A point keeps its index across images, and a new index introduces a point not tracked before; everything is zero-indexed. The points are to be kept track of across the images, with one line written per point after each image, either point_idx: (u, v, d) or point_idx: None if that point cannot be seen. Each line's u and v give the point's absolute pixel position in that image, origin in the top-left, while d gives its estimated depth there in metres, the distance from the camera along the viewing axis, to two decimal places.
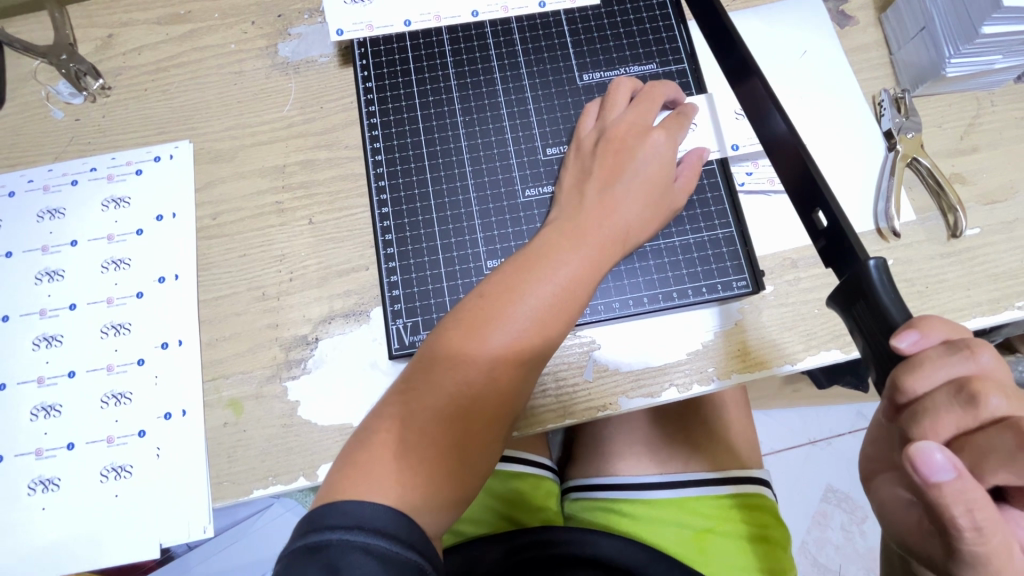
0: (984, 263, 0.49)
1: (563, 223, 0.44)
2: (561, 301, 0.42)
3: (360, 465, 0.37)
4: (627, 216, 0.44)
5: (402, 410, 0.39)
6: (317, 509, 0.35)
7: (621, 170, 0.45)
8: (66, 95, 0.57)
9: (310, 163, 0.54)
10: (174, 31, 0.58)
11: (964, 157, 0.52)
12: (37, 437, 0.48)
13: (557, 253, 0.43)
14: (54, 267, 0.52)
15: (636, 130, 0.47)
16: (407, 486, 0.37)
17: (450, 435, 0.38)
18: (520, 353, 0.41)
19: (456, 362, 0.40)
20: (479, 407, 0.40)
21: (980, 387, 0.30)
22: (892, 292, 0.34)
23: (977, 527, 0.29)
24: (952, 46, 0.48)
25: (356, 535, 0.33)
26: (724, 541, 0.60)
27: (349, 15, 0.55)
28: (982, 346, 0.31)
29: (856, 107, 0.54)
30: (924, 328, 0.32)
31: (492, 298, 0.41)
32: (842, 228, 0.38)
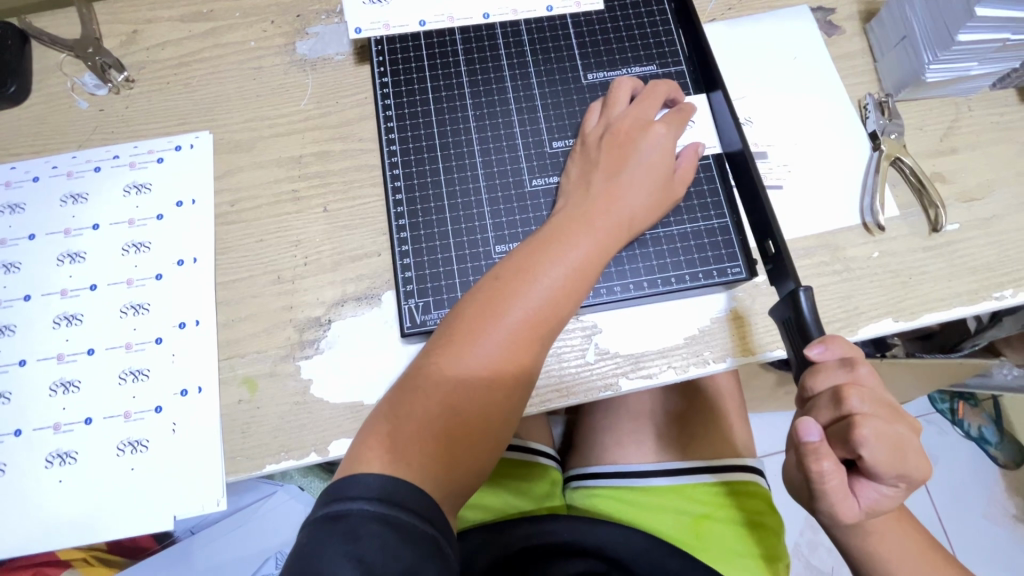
0: (963, 257, 0.52)
1: (571, 211, 0.47)
2: (570, 282, 0.44)
3: (385, 436, 0.40)
4: (632, 204, 0.47)
5: (423, 384, 0.42)
6: (339, 481, 0.37)
7: (626, 162, 0.48)
8: (91, 86, 0.59)
9: (326, 154, 0.56)
10: (197, 29, 0.61)
11: (944, 158, 0.55)
12: (56, 412, 0.50)
13: (566, 238, 0.45)
14: (76, 249, 0.54)
15: (639, 124, 0.50)
16: (428, 454, 0.40)
17: (468, 406, 0.41)
18: (532, 330, 0.43)
19: (471, 340, 0.42)
20: (495, 379, 0.42)
21: (848, 391, 0.39)
22: (813, 310, 0.42)
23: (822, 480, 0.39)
24: (931, 53, 0.51)
25: (370, 505, 0.35)
26: (721, 527, 0.62)
27: (366, 15, 0.57)
28: (862, 363, 0.40)
29: (843, 110, 0.57)
30: (829, 342, 0.40)
31: (505, 281, 0.44)
32: (782, 253, 0.47)
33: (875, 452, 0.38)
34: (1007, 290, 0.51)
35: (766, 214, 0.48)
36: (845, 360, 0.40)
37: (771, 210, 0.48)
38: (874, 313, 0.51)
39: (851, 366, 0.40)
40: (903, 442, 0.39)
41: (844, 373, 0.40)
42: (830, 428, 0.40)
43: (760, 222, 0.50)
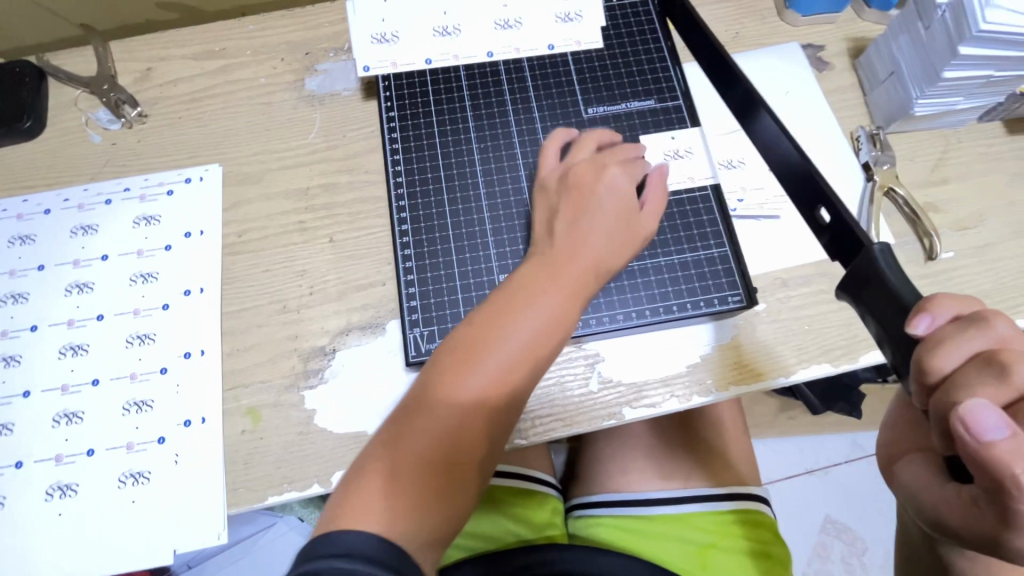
0: (960, 284, 0.53)
1: (541, 258, 0.47)
2: (547, 328, 0.44)
3: (355, 500, 0.38)
4: (599, 247, 0.47)
5: (393, 441, 0.40)
6: (312, 543, 0.35)
7: (583, 206, 0.48)
8: (105, 121, 0.61)
9: (332, 186, 0.58)
10: (209, 66, 0.63)
11: (936, 188, 0.57)
12: (58, 443, 0.49)
13: (538, 285, 0.45)
14: (84, 280, 0.55)
15: (595, 169, 0.50)
16: (408, 511, 0.38)
17: (442, 461, 0.40)
18: (506, 380, 0.42)
19: (447, 391, 0.41)
20: (469, 434, 0.41)
21: (1010, 355, 0.28)
22: (900, 272, 0.34)
23: None
24: (919, 89, 0.53)
25: (349, 562, 0.33)
26: (729, 557, 0.60)
27: (375, 54, 0.59)
28: (999, 316, 0.30)
29: (836, 142, 0.58)
30: (934, 308, 0.31)
31: (479, 330, 0.43)
32: (847, 221, 0.39)
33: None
34: None
35: (816, 176, 0.41)
36: (968, 319, 0.30)
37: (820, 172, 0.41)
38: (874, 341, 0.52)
39: (983, 326, 0.30)
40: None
41: (981, 336, 0.29)
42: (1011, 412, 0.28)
43: (812, 188, 0.42)
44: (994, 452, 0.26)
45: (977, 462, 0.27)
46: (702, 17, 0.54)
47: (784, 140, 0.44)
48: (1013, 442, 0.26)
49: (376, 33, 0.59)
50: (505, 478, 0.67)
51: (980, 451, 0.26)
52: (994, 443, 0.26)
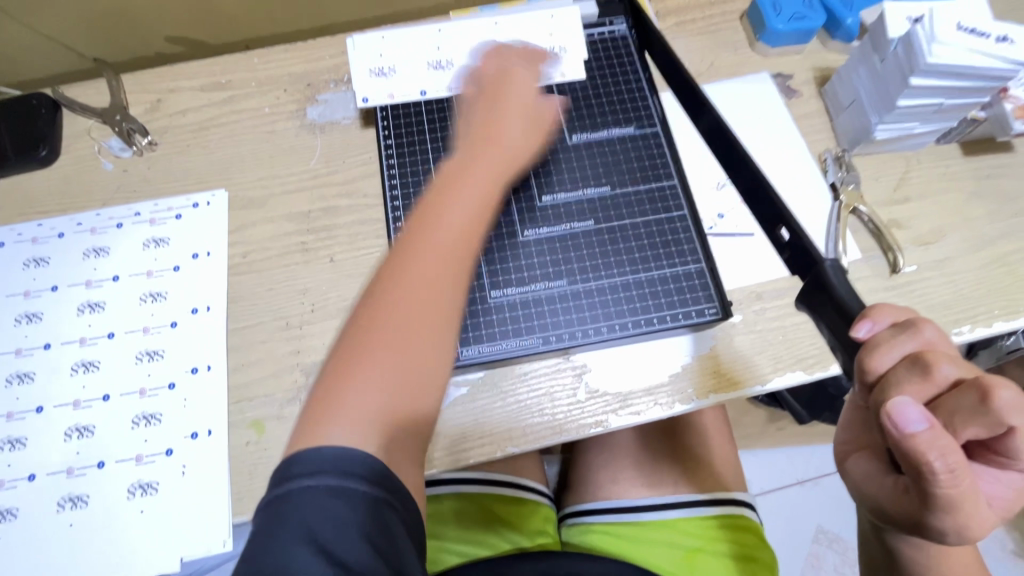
0: (922, 296, 0.57)
1: (462, 168, 0.50)
2: (468, 234, 0.47)
3: (320, 408, 0.40)
4: (512, 137, 0.54)
5: (353, 330, 0.42)
6: (282, 463, 0.37)
7: (481, 134, 0.53)
8: (117, 149, 0.64)
9: (332, 209, 0.61)
10: (216, 97, 0.67)
11: (898, 206, 0.61)
12: (70, 456, 0.52)
13: (457, 193, 0.48)
14: (96, 300, 0.57)
15: (472, 103, 0.57)
16: (368, 416, 0.39)
17: (399, 337, 0.42)
18: (457, 244, 0.46)
19: (390, 289, 0.43)
20: (422, 307, 0.43)
21: (933, 356, 0.32)
22: (849, 285, 0.38)
23: (951, 469, 0.29)
24: (878, 115, 0.58)
25: (320, 479, 0.35)
26: (715, 560, 0.63)
27: (375, 87, 0.63)
28: (927, 322, 0.33)
29: (805, 163, 0.63)
30: (875, 315, 0.34)
31: (426, 214, 0.47)
32: (802, 240, 0.42)
33: (979, 430, 0.30)
34: (965, 325, 0.56)
35: (775, 199, 0.45)
36: (901, 326, 0.33)
37: (779, 196, 0.45)
38: None
39: (911, 332, 0.33)
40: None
41: (910, 339, 0.33)
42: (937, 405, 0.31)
43: (772, 210, 0.46)
44: (917, 443, 0.29)
45: (902, 452, 0.30)
46: (674, 52, 0.59)
47: (742, 160, 0.49)
48: (930, 433, 0.29)
49: (374, 67, 0.63)
50: (499, 487, 0.69)
51: (905, 443, 0.29)
52: (916, 435, 0.29)
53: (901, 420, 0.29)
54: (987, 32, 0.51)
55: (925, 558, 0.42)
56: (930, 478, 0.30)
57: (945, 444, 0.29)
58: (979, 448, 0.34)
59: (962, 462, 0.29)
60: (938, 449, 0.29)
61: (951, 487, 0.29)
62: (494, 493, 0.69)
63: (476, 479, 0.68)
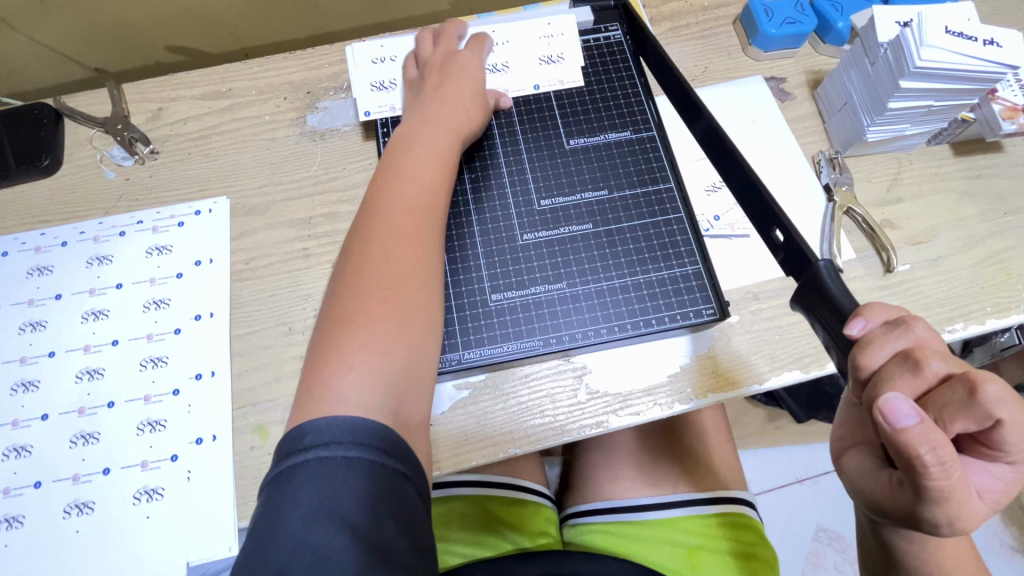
0: (916, 294, 0.58)
1: (402, 150, 0.54)
2: (423, 201, 0.50)
3: (319, 368, 0.42)
4: (464, 102, 0.59)
5: (336, 297, 0.46)
6: (290, 436, 0.38)
7: (439, 104, 0.57)
8: (119, 158, 0.65)
9: (334, 216, 0.62)
10: (217, 105, 0.68)
11: (891, 206, 0.62)
12: (75, 463, 0.52)
13: (405, 166, 0.52)
14: (100, 307, 0.58)
15: (439, 78, 0.60)
16: (359, 363, 0.42)
17: (376, 289, 0.45)
18: (419, 202, 0.50)
19: (357, 256, 0.47)
20: (391, 261, 0.47)
21: (922, 352, 0.32)
22: (842, 285, 0.39)
23: (941, 462, 0.30)
24: (870, 117, 0.59)
25: (333, 451, 0.36)
26: (716, 558, 0.63)
27: (375, 100, 0.64)
28: (917, 320, 0.34)
29: (800, 165, 0.63)
30: (868, 313, 0.35)
31: (383, 184, 0.51)
32: (796, 241, 0.43)
33: (968, 424, 0.31)
34: (958, 323, 0.57)
35: (769, 201, 0.46)
36: (893, 324, 0.34)
37: (773, 199, 0.46)
38: None
39: (901, 330, 0.34)
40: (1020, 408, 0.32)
41: (901, 336, 0.34)
42: (927, 399, 0.32)
43: (766, 212, 0.47)
44: (908, 438, 0.30)
45: (896, 447, 0.30)
46: (668, 56, 0.60)
47: (734, 160, 0.50)
48: (922, 427, 0.30)
49: (375, 81, 0.64)
50: (501, 489, 0.70)
51: (897, 437, 0.30)
52: (907, 429, 0.30)
53: (893, 415, 0.30)
54: (974, 35, 0.52)
55: (922, 552, 0.43)
56: (921, 471, 0.31)
57: (935, 437, 0.30)
58: (970, 443, 0.34)
59: (952, 456, 0.30)
60: (928, 442, 0.30)
61: (943, 479, 0.30)
62: (495, 495, 0.69)
63: (479, 481, 0.69)
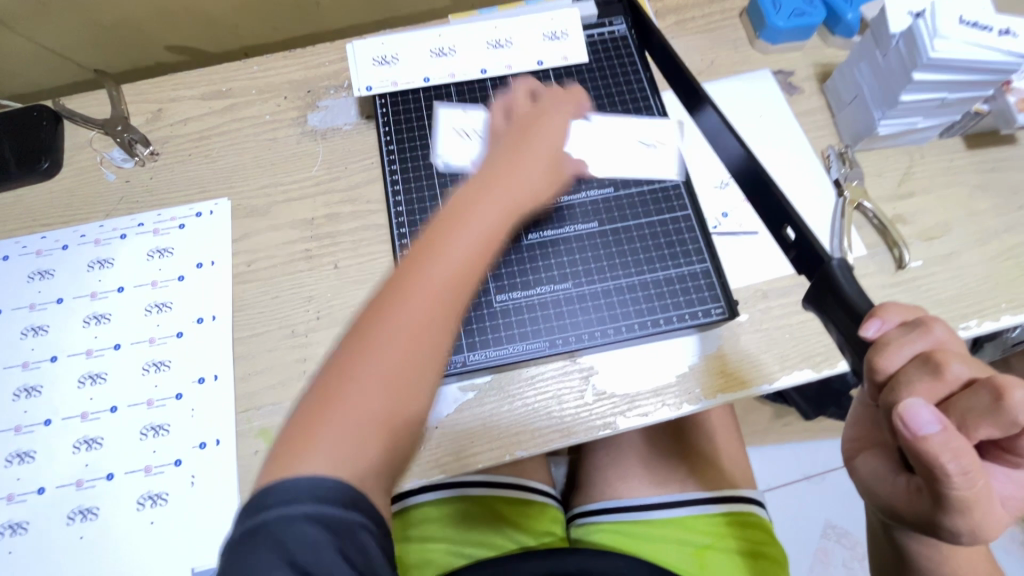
0: (929, 291, 0.56)
1: (476, 186, 0.46)
2: (483, 252, 0.43)
3: (308, 436, 0.35)
4: (532, 180, 0.48)
5: (349, 356, 0.38)
6: (261, 489, 0.33)
7: (525, 138, 0.50)
8: (119, 160, 0.64)
9: (336, 216, 0.61)
10: (217, 105, 0.67)
11: (903, 201, 0.60)
12: (79, 468, 0.52)
13: (473, 204, 0.44)
14: (101, 311, 0.57)
15: (540, 111, 0.53)
16: (357, 446, 0.36)
17: (393, 364, 0.38)
18: (473, 266, 0.42)
19: (395, 306, 0.39)
20: (417, 332, 0.39)
21: (943, 355, 0.32)
22: (856, 284, 0.38)
23: (964, 471, 0.29)
24: (881, 110, 0.57)
25: (292, 509, 0.32)
26: (724, 557, 0.62)
27: (377, 70, 0.63)
28: (936, 322, 0.33)
29: (809, 161, 0.62)
30: (883, 314, 0.34)
31: (442, 224, 0.43)
32: (808, 239, 0.42)
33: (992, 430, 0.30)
34: (972, 320, 0.55)
35: (780, 199, 0.45)
36: (911, 325, 0.33)
37: (784, 195, 0.45)
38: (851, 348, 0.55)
39: (920, 332, 0.33)
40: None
41: (921, 337, 0.33)
42: (949, 404, 0.31)
43: (777, 208, 0.46)
44: (930, 447, 0.29)
45: (917, 454, 0.30)
46: (675, 51, 0.58)
47: (744, 158, 0.49)
48: (945, 434, 0.29)
49: (378, 56, 0.63)
50: (507, 490, 0.69)
51: (918, 446, 0.29)
52: (929, 438, 0.29)
53: (914, 422, 0.29)
54: (990, 25, 0.51)
55: (937, 556, 0.42)
56: (942, 480, 0.30)
57: (957, 445, 0.29)
58: (991, 448, 0.33)
59: (974, 463, 0.29)
60: (951, 450, 0.29)
61: (965, 488, 0.30)
62: (499, 495, 0.68)
63: (484, 482, 0.68)
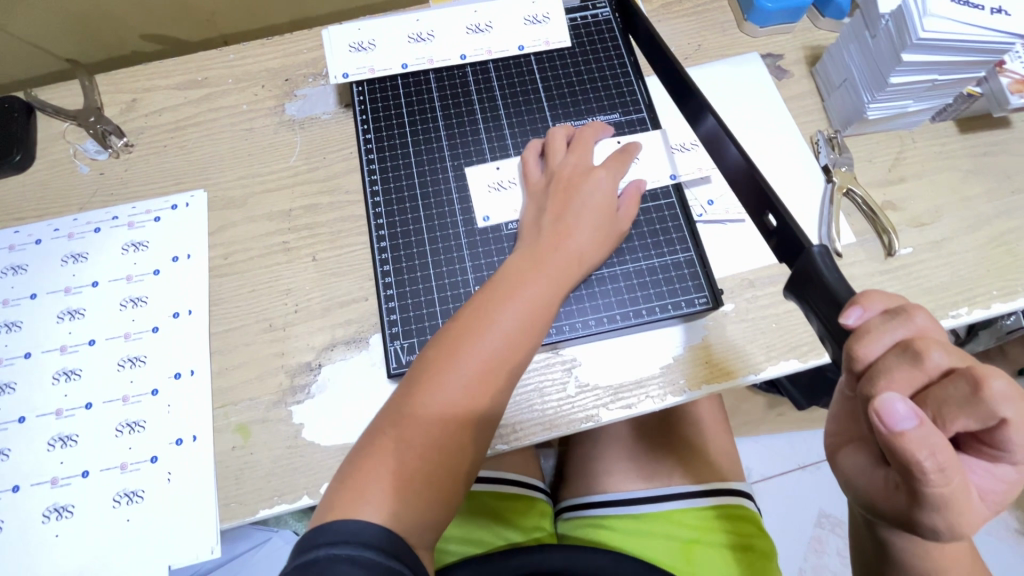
0: (918, 279, 0.55)
1: (520, 258, 0.50)
2: (525, 325, 0.47)
3: (359, 486, 0.40)
4: (579, 243, 0.51)
5: (402, 420, 0.43)
6: (310, 532, 0.38)
7: (564, 207, 0.52)
8: (92, 151, 0.63)
9: (314, 207, 0.60)
10: (193, 95, 0.65)
11: (893, 187, 0.59)
12: (53, 466, 0.51)
13: (519, 277, 0.48)
14: (75, 306, 0.56)
15: (581, 169, 0.54)
16: (407, 503, 0.40)
17: (436, 438, 0.43)
18: (513, 345, 0.46)
19: (445, 372, 0.44)
20: (459, 409, 0.44)
21: (923, 343, 0.30)
22: (837, 272, 0.37)
23: (941, 467, 0.28)
24: (869, 93, 0.56)
25: (342, 548, 0.36)
26: (711, 551, 0.62)
27: (353, 61, 0.61)
28: (919, 309, 0.32)
29: (797, 147, 0.61)
30: (866, 302, 0.34)
31: (488, 301, 0.47)
32: (790, 226, 0.41)
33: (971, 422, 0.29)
34: (962, 308, 0.54)
35: (763, 185, 0.44)
36: (894, 314, 0.32)
37: (768, 182, 0.44)
38: None
39: (903, 320, 0.32)
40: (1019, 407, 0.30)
41: (902, 326, 0.32)
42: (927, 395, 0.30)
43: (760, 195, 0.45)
44: (906, 441, 0.28)
45: (893, 450, 0.29)
46: (659, 35, 0.57)
47: (729, 145, 0.47)
48: (921, 429, 0.28)
49: (353, 42, 0.62)
50: (493, 484, 0.68)
51: (894, 440, 0.28)
52: (905, 433, 0.28)
53: (890, 416, 0.28)
54: (981, 3, 0.49)
55: (922, 549, 0.41)
56: (920, 476, 0.29)
57: (933, 440, 0.28)
58: (971, 441, 0.33)
59: (952, 459, 0.28)
60: (926, 445, 0.28)
61: (943, 485, 0.29)
62: (488, 490, 0.68)
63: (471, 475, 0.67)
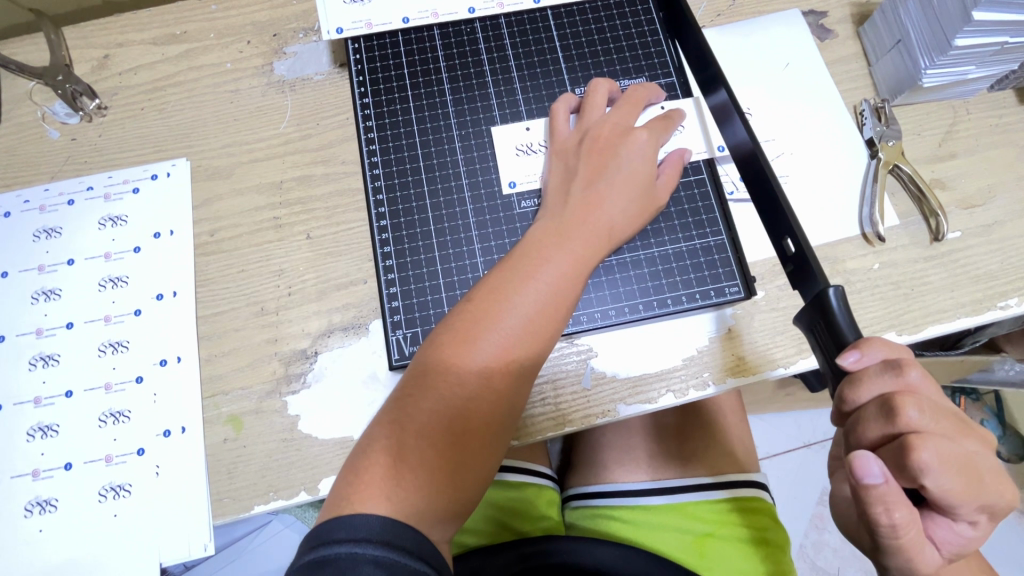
0: (966, 266, 0.51)
1: (547, 227, 0.45)
2: (552, 303, 0.42)
3: (374, 477, 0.37)
4: (612, 213, 0.46)
5: (419, 403, 0.39)
6: (324, 524, 0.35)
7: (595, 172, 0.47)
8: (62, 115, 0.57)
9: (307, 179, 0.55)
10: (171, 51, 0.59)
11: (943, 164, 0.54)
12: (34, 458, 0.48)
13: (544, 251, 0.44)
14: (50, 286, 0.52)
15: (618, 131, 0.49)
16: (425, 496, 0.37)
17: (454, 426, 0.39)
18: (540, 324, 0.42)
19: (465, 354, 0.40)
20: (481, 394, 0.40)
21: (902, 400, 0.34)
22: (848, 316, 0.36)
23: (894, 524, 0.33)
24: (928, 58, 0.50)
25: (365, 548, 0.33)
26: (725, 545, 0.59)
27: (348, 15, 0.56)
28: (912, 365, 0.35)
29: (840, 118, 0.55)
30: (865, 348, 0.34)
31: (514, 273, 0.43)
32: (807, 256, 0.40)
33: (937, 478, 0.33)
34: (1012, 298, 0.50)
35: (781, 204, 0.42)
36: (891, 363, 0.35)
37: (787, 200, 0.41)
38: (875, 327, 0.50)
39: (900, 372, 0.35)
40: (977, 463, 0.35)
41: (892, 378, 0.34)
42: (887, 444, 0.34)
43: (777, 219, 0.43)
44: (872, 492, 0.32)
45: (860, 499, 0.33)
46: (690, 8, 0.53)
47: (739, 125, 0.45)
48: (884, 486, 0.32)
49: None
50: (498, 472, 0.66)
51: (862, 491, 0.33)
52: (873, 487, 0.32)
53: (862, 474, 0.32)
54: None
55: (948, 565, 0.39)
56: (877, 528, 0.34)
57: (893, 499, 0.32)
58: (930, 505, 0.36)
59: (908, 520, 0.33)
60: (885, 503, 0.32)
61: (896, 537, 0.33)
62: None
63: None
